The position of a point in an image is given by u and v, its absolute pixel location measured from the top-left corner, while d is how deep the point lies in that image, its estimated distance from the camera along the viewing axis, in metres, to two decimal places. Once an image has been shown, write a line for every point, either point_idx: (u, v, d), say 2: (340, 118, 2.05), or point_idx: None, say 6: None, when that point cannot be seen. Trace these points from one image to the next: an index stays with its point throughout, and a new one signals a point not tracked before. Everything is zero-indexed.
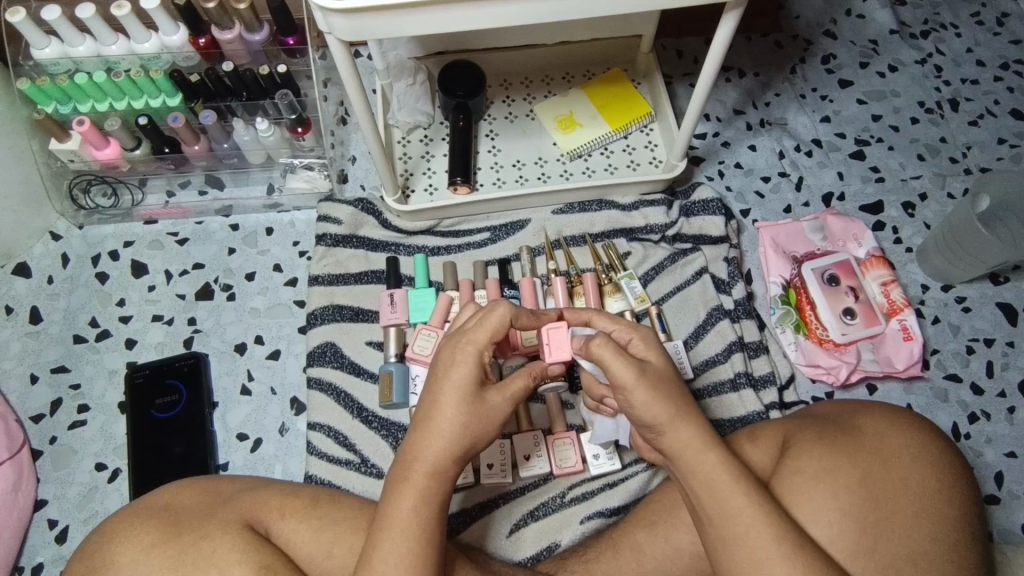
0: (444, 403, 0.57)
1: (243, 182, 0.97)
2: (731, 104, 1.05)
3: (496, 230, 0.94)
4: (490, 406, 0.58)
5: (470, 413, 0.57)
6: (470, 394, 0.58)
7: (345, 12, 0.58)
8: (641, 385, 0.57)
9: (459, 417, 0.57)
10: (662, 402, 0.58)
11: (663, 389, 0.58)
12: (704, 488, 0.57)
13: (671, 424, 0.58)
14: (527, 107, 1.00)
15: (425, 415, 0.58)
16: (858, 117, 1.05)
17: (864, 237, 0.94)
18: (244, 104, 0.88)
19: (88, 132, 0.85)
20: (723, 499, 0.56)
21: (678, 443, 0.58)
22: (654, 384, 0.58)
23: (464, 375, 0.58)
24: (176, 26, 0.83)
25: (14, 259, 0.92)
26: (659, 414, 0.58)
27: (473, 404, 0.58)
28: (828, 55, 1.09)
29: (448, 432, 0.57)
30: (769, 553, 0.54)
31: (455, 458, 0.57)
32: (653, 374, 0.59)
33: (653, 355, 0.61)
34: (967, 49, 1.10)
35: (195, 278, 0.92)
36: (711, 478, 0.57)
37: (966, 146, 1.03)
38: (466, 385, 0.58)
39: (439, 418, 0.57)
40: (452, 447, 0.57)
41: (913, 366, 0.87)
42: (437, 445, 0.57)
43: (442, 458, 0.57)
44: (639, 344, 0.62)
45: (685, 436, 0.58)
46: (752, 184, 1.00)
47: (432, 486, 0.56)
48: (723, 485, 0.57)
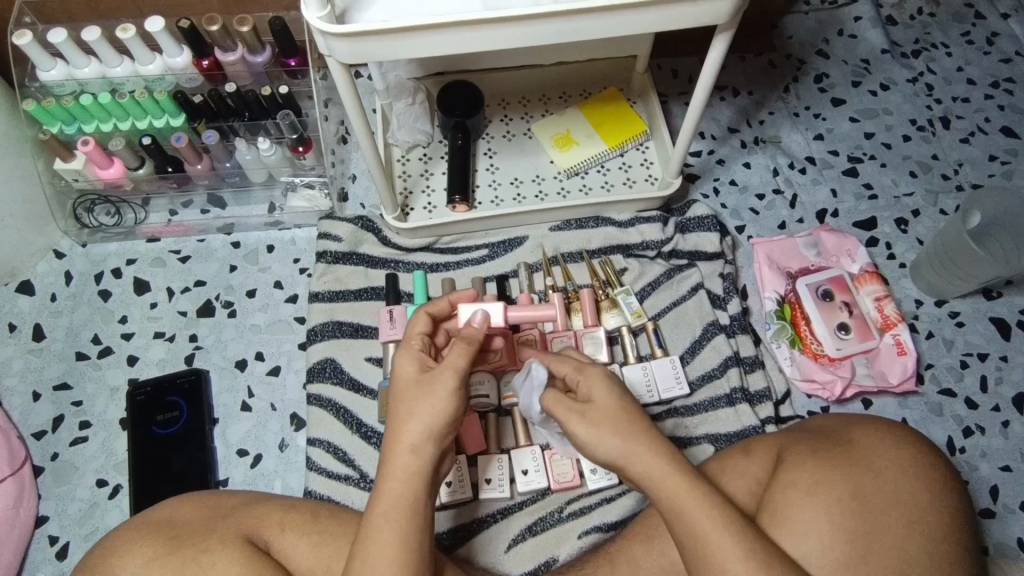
0: (398, 404, 0.57)
1: (245, 201, 0.99)
2: (725, 122, 1.07)
3: (494, 247, 0.95)
4: (435, 388, 0.57)
5: (421, 398, 0.57)
6: (416, 385, 0.58)
7: (346, 36, 0.59)
8: (581, 427, 0.60)
9: (408, 407, 0.56)
10: (610, 439, 0.59)
11: (610, 424, 0.60)
12: (675, 508, 0.57)
13: (631, 452, 0.59)
14: (524, 126, 1.01)
15: (392, 427, 0.57)
16: (851, 135, 1.07)
17: (858, 252, 0.95)
18: (246, 124, 0.90)
19: (93, 152, 0.86)
20: (698, 519, 0.56)
21: (650, 463, 0.58)
22: (598, 424, 0.60)
23: (407, 370, 0.59)
24: (180, 48, 0.85)
25: (18, 276, 0.92)
26: (611, 450, 0.59)
27: (429, 396, 0.57)
28: (821, 74, 1.11)
29: (416, 444, 0.56)
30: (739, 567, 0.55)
31: (421, 455, 0.56)
32: (595, 416, 0.60)
33: (600, 390, 0.62)
34: (958, 68, 1.12)
35: (197, 295, 0.93)
36: (678, 499, 0.57)
37: (957, 163, 1.04)
38: (411, 378, 0.58)
39: (409, 427, 0.56)
40: (413, 444, 0.56)
41: (907, 381, 0.87)
42: (409, 457, 0.55)
43: (407, 459, 0.55)
44: (584, 382, 0.63)
45: (654, 450, 0.59)
46: (747, 201, 1.02)
47: (405, 491, 0.54)
48: (699, 504, 0.57)
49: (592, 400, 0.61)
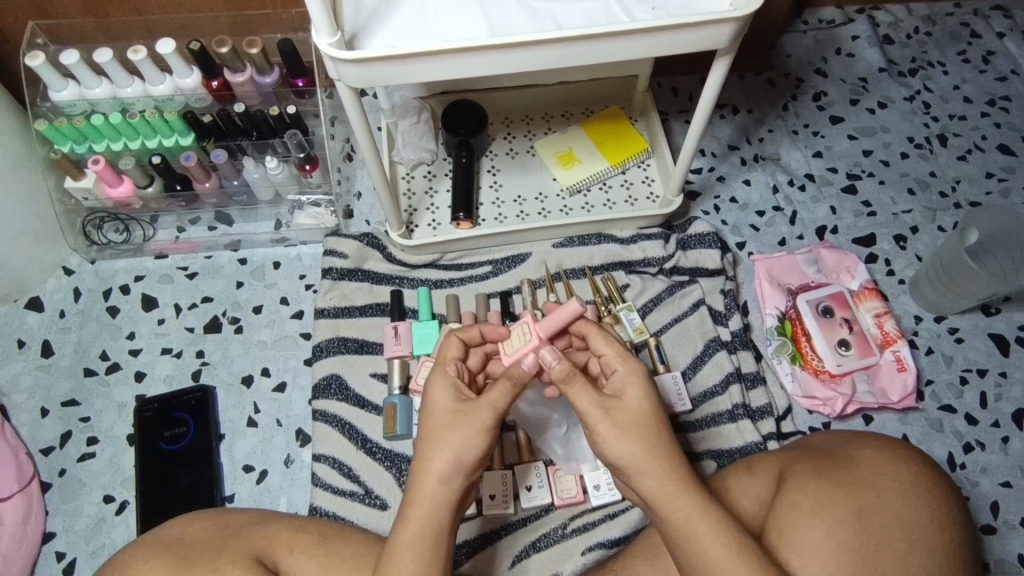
0: (430, 433, 0.58)
1: (252, 218, 1.00)
2: (725, 140, 1.09)
3: (498, 263, 0.97)
4: (468, 418, 0.58)
5: (454, 428, 0.58)
6: (450, 414, 0.59)
7: (357, 62, 0.61)
8: (604, 425, 0.59)
9: (440, 437, 0.57)
10: (630, 443, 0.58)
11: (633, 429, 0.58)
12: (682, 528, 0.57)
13: (647, 464, 0.58)
14: (527, 144, 1.03)
15: (420, 456, 0.58)
16: (849, 153, 1.08)
17: (857, 269, 0.96)
18: (254, 143, 0.92)
19: (103, 171, 0.88)
20: (707, 546, 0.56)
21: (665, 482, 0.58)
22: (621, 425, 0.59)
23: (441, 400, 0.60)
24: (190, 69, 0.87)
25: (27, 293, 0.93)
26: (626, 456, 0.58)
27: (457, 429, 0.57)
28: (819, 92, 1.13)
29: (443, 478, 0.56)
30: None
31: (447, 485, 0.57)
32: (619, 417, 0.59)
33: (635, 393, 0.61)
34: (954, 86, 1.14)
35: (204, 311, 0.94)
36: (692, 522, 0.57)
37: (955, 180, 1.05)
38: (445, 408, 0.59)
39: (435, 456, 0.57)
40: (440, 473, 0.56)
41: (908, 398, 0.88)
42: (438, 487, 0.56)
43: (434, 488, 0.56)
44: (622, 376, 0.62)
45: (671, 474, 0.58)
46: (747, 218, 1.03)
47: (430, 522, 0.55)
48: (710, 530, 0.56)
49: (615, 399, 0.60)
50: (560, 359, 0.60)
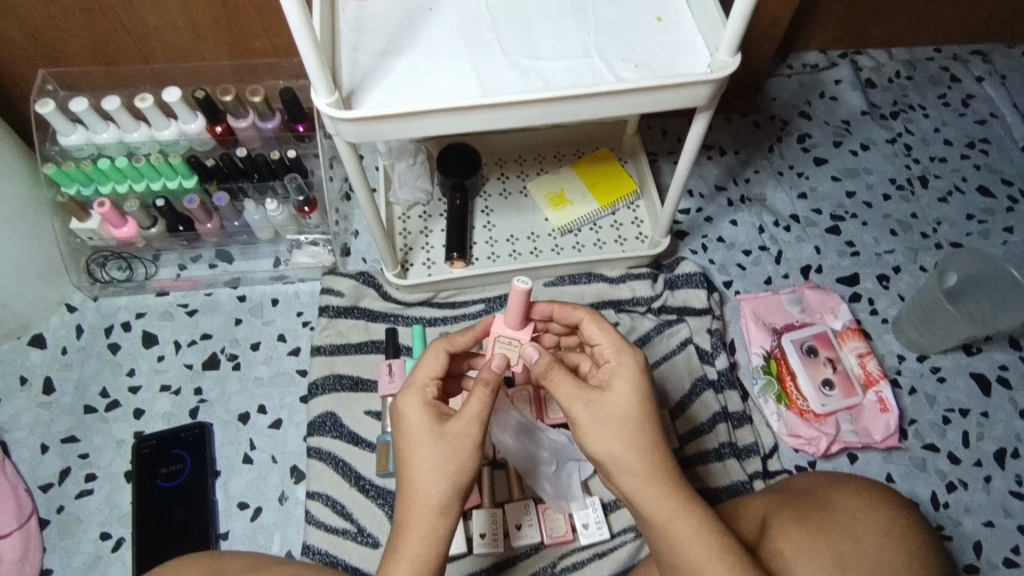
0: (411, 459, 0.58)
1: (251, 256, 1.03)
2: (713, 180, 1.12)
3: (491, 302, 0.99)
4: (449, 441, 0.58)
5: (436, 452, 0.58)
6: (429, 438, 0.59)
7: (353, 121, 0.64)
8: (587, 418, 0.60)
9: (422, 462, 0.58)
10: (612, 439, 0.59)
11: (615, 424, 0.59)
12: (665, 532, 0.58)
13: (628, 462, 0.59)
14: (520, 184, 1.06)
15: (404, 485, 0.58)
16: (833, 194, 1.11)
17: (841, 309, 0.99)
18: (255, 184, 0.95)
19: (108, 212, 0.91)
20: (688, 550, 0.57)
21: (645, 481, 0.59)
22: (602, 420, 0.59)
23: (419, 423, 0.60)
24: (195, 115, 0.90)
25: (30, 330, 0.96)
26: (609, 453, 0.59)
27: (444, 453, 0.58)
28: (803, 135, 1.17)
29: (432, 503, 0.57)
30: None
31: (435, 512, 0.57)
32: (602, 411, 0.60)
33: (622, 383, 0.61)
34: (935, 129, 1.18)
35: (203, 348, 0.96)
36: (673, 525, 0.58)
37: (936, 221, 1.09)
38: (424, 431, 0.59)
39: (420, 484, 0.57)
40: (426, 501, 0.57)
41: (890, 438, 0.90)
42: (424, 515, 0.57)
43: (422, 518, 0.57)
44: (613, 367, 0.63)
45: (651, 474, 0.59)
46: (734, 258, 1.06)
47: (420, 552, 0.56)
48: (690, 532, 0.57)
49: (598, 394, 0.61)
50: (541, 353, 0.65)
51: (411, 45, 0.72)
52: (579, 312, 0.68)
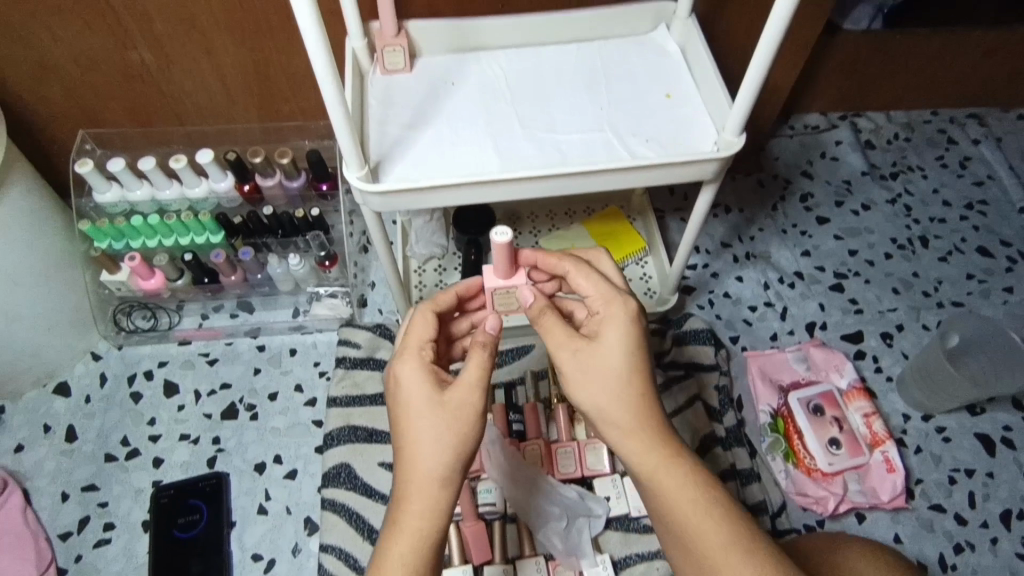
0: (410, 428, 0.57)
1: (271, 306, 1.06)
2: (719, 237, 1.15)
3: (503, 355, 1.02)
4: (451, 407, 0.57)
5: (435, 419, 0.56)
6: (429, 406, 0.57)
7: (380, 194, 0.68)
8: (574, 369, 0.60)
9: (421, 431, 0.56)
10: (599, 390, 0.59)
11: (602, 373, 0.59)
12: (656, 486, 0.59)
13: (617, 414, 0.59)
14: (532, 240, 1.10)
15: (403, 456, 0.56)
16: (836, 252, 1.14)
17: (846, 367, 1.01)
18: (279, 240, 0.98)
19: (138, 266, 0.94)
20: (679, 503, 0.58)
21: (635, 435, 0.59)
22: (590, 370, 0.60)
23: (416, 391, 0.58)
24: (225, 174, 0.95)
25: (56, 378, 0.98)
26: (599, 405, 0.59)
27: (447, 421, 0.56)
28: (806, 194, 1.21)
29: (433, 473, 0.55)
30: (720, 552, 0.56)
31: (437, 484, 0.55)
32: (590, 362, 0.60)
33: (611, 332, 0.61)
34: (934, 190, 1.22)
35: (222, 398, 0.98)
36: (664, 480, 0.58)
37: (937, 281, 1.11)
38: (422, 398, 0.57)
39: (420, 453, 0.56)
40: (427, 471, 0.55)
41: (898, 498, 0.91)
42: (425, 487, 0.55)
43: (423, 490, 0.55)
44: (603, 317, 0.62)
45: (640, 427, 0.59)
46: (740, 313, 1.08)
47: (423, 524, 0.55)
48: (680, 486, 0.58)
49: (585, 344, 0.61)
50: (537, 295, 0.65)
51: (434, 119, 0.76)
52: (565, 262, 0.66)
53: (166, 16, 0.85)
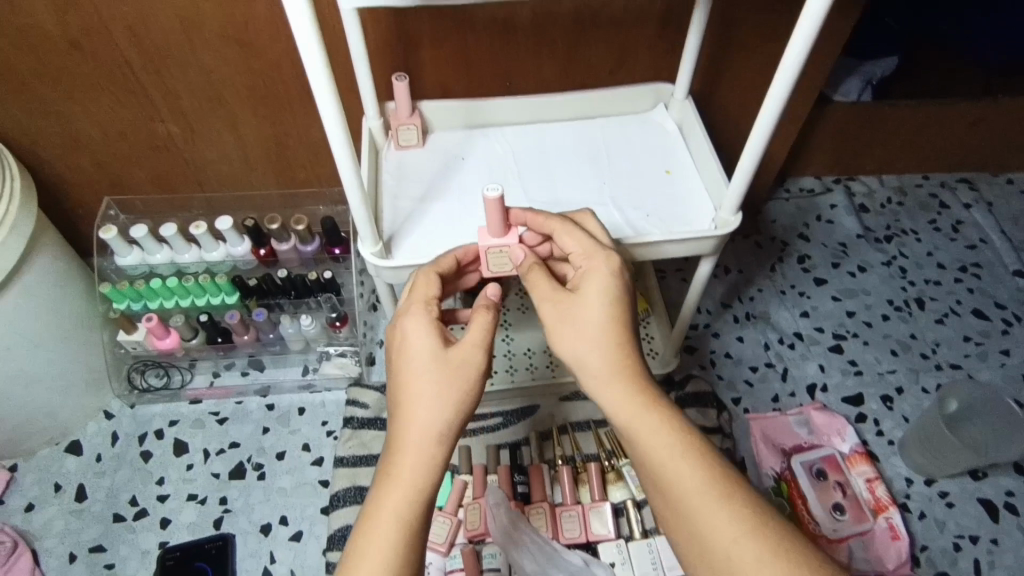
0: (409, 381, 0.57)
1: (281, 364, 1.08)
2: (719, 298, 1.18)
3: (507, 415, 1.03)
4: (453, 366, 0.58)
5: (436, 373, 0.57)
6: (432, 363, 0.57)
7: (394, 268, 0.72)
8: (556, 322, 0.60)
9: (421, 384, 0.57)
10: (580, 339, 0.59)
11: (583, 324, 0.59)
12: (637, 438, 0.56)
13: (598, 365, 0.58)
14: None
15: (399, 411, 0.57)
16: (834, 313, 1.17)
17: (847, 431, 1.02)
18: (292, 301, 1.01)
19: (155, 326, 0.97)
20: (663, 454, 0.55)
21: (616, 386, 0.58)
22: (572, 322, 0.59)
23: (420, 348, 0.58)
24: (242, 238, 0.99)
25: (69, 437, 1.00)
26: (580, 355, 0.59)
27: (449, 375, 0.57)
28: (803, 255, 1.24)
29: (432, 430, 0.56)
30: (704, 504, 0.53)
31: (435, 439, 0.56)
32: (567, 319, 0.60)
33: (592, 285, 0.60)
34: (928, 253, 1.25)
35: (230, 457, 1.00)
36: (645, 430, 0.56)
37: (935, 343, 1.13)
38: (426, 355, 0.58)
39: (417, 407, 0.56)
40: (422, 424, 0.56)
41: (903, 566, 0.91)
42: (421, 441, 0.55)
43: (420, 444, 0.55)
44: (586, 272, 0.62)
45: (623, 379, 0.58)
46: (741, 374, 1.10)
47: (416, 478, 0.54)
48: (662, 437, 0.56)
49: (564, 299, 0.61)
50: (527, 253, 0.67)
51: (446, 193, 0.80)
52: (552, 222, 0.65)
53: (195, 94, 0.91)
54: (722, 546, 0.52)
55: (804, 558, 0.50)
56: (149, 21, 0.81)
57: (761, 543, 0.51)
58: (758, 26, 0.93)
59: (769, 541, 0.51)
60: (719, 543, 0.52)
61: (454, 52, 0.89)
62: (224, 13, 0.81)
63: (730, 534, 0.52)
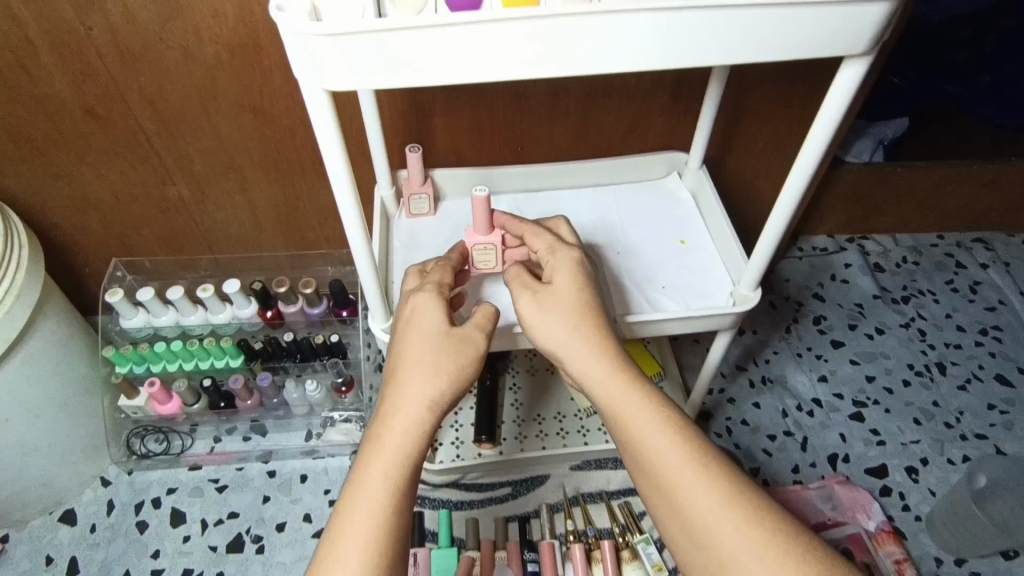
0: (406, 356, 0.58)
1: (284, 429, 1.04)
2: (733, 360, 1.15)
3: (517, 485, 0.99)
4: (453, 345, 0.58)
5: (435, 349, 0.58)
6: (434, 341, 0.58)
7: None
8: (530, 306, 0.61)
9: (419, 357, 0.57)
10: (557, 319, 0.59)
11: (559, 306, 0.60)
12: (615, 412, 0.56)
13: (576, 342, 0.58)
14: (547, 360, 1.07)
15: (393, 384, 0.57)
16: (853, 378, 1.14)
17: (872, 508, 0.98)
18: (297, 363, 0.98)
19: (157, 391, 0.95)
20: (641, 426, 0.54)
21: (595, 361, 0.57)
22: (548, 305, 0.60)
23: (423, 327, 0.59)
24: (249, 301, 0.98)
25: (63, 505, 0.97)
26: (555, 334, 0.59)
27: (452, 349, 0.58)
28: (818, 316, 1.21)
29: (424, 401, 0.55)
30: (680, 476, 0.51)
31: (427, 409, 0.55)
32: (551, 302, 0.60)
33: (564, 274, 0.62)
34: (947, 315, 1.22)
35: (229, 528, 0.96)
36: (624, 403, 0.55)
37: (958, 410, 1.10)
38: (430, 333, 0.59)
39: (414, 378, 0.56)
40: (416, 394, 0.55)
41: None
42: (415, 413, 0.55)
43: (411, 415, 0.55)
44: (556, 262, 0.63)
45: (602, 355, 0.58)
46: (759, 442, 1.06)
47: (405, 447, 0.54)
48: (641, 411, 0.55)
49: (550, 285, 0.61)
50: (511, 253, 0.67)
51: None
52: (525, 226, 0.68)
53: (208, 159, 0.91)
54: (697, 513, 0.50)
55: (781, 528, 0.49)
56: (165, 90, 0.81)
57: (738, 513, 0.49)
58: (771, 96, 0.93)
59: (747, 515, 0.49)
60: (695, 511, 0.50)
61: (467, 122, 0.90)
62: (240, 83, 0.81)
63: (708, 502, 0.50)
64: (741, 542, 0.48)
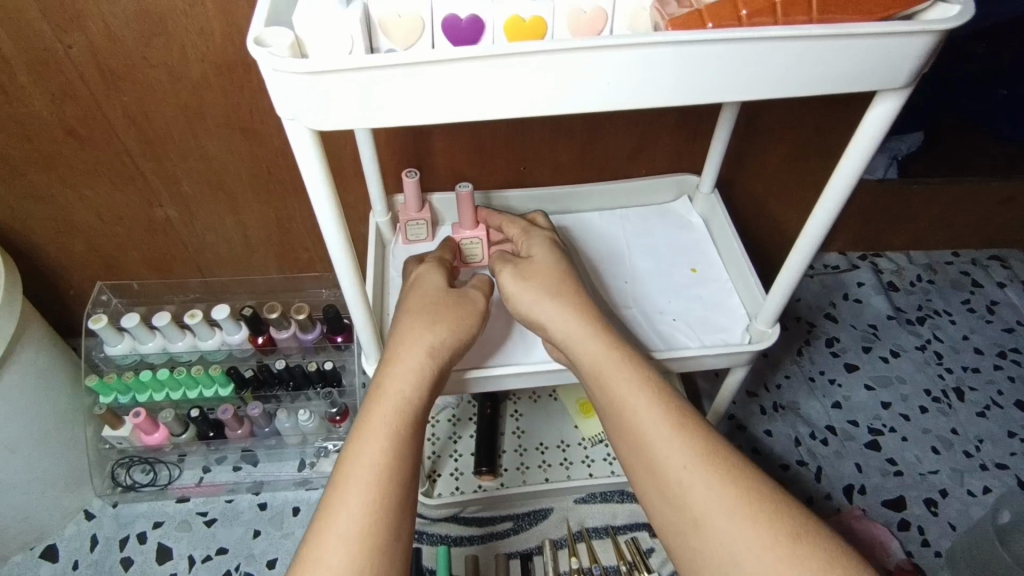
0: (409, 311, 0.58)
1: (276, 459, 1.00)
2: (744, 385, 1.11)
3: (519, 519, 0.95)
4: (453, 301, 0.59)
5: (436, 303, 0.58)
6: (436, 299, 0.59)
7: None
8: (509, 274, 0.60)
9: (421, 310, 0.57)
10: (538, 284, 0.59)
11: (539, 272, 0.60)
12: (596, 373, 0.54)
13: (557, 304, 0.57)
14: (548, 387, 1.04)
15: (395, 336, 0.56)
16: (868, 404, 1.09)
17: (891, 545, 0.93)
18: (290, 392, 0.95)
19: (143, 422, 0.91)
20: (620, 386, 0.53)
21: (575, 322, 0.56)
22: (528, 272, 0.60)
23: (427, 292, 0.60)
24: (239, 326, 0.94)
25: (44, 540, 0.93)
26: (534, 297, 0.58)
27: (454, 305, 0.58)
28: (831, 338, 1.17)
29: (428, 346, 0.54)
30: (655, 436, 0.49)
31: (429, 353, 0.54)
32: (531, 268, 0.61)
33: (540, 248, 0.64)
34: (964, 336, 1.18)
35: (217, 565, 0.91)
36: (603, 364, 0.54)
37: (977, 438, 1.06)
38: (433, 293, 0.60)
39: (417, 327, 0.55)
40: (421, 339, 0.55)
41: None
42: (420, 359, 0.54)
43: (414, 359, 0.54)
44: (529, 241, 0.66)
45: (584, 316, 0.56)
46: (771, 471, 1.02)
47: (407, 391, 0.52)
48: (621, 370, 0.53)
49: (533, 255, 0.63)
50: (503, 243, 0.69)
51: None
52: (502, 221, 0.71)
53: (195, 180, 0.87)
54: (672, 470, 0.48)
55: (756, 486, 0.46)
56: (149, 111, 0.77)
57: (712, 471, 0.47)
58: (785, 115, 0.89)
59: (722, 471, 0.47)
60: (671, 470, 0.48)
61: (467, 144, 0.86)
62: (227, 103, 0.77)
63: (683, 461, 0.48)
64: (716, 495, 0.46)
